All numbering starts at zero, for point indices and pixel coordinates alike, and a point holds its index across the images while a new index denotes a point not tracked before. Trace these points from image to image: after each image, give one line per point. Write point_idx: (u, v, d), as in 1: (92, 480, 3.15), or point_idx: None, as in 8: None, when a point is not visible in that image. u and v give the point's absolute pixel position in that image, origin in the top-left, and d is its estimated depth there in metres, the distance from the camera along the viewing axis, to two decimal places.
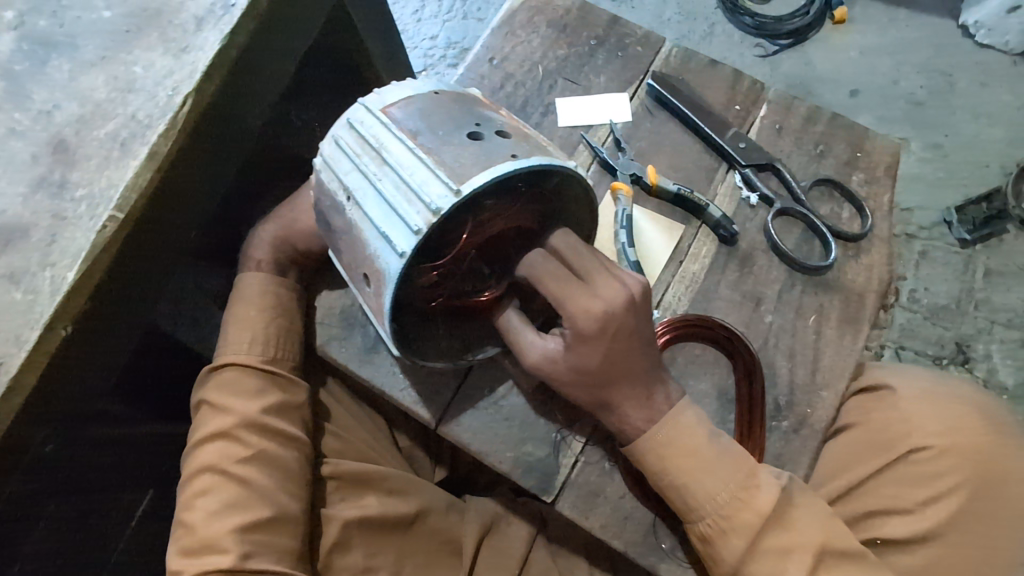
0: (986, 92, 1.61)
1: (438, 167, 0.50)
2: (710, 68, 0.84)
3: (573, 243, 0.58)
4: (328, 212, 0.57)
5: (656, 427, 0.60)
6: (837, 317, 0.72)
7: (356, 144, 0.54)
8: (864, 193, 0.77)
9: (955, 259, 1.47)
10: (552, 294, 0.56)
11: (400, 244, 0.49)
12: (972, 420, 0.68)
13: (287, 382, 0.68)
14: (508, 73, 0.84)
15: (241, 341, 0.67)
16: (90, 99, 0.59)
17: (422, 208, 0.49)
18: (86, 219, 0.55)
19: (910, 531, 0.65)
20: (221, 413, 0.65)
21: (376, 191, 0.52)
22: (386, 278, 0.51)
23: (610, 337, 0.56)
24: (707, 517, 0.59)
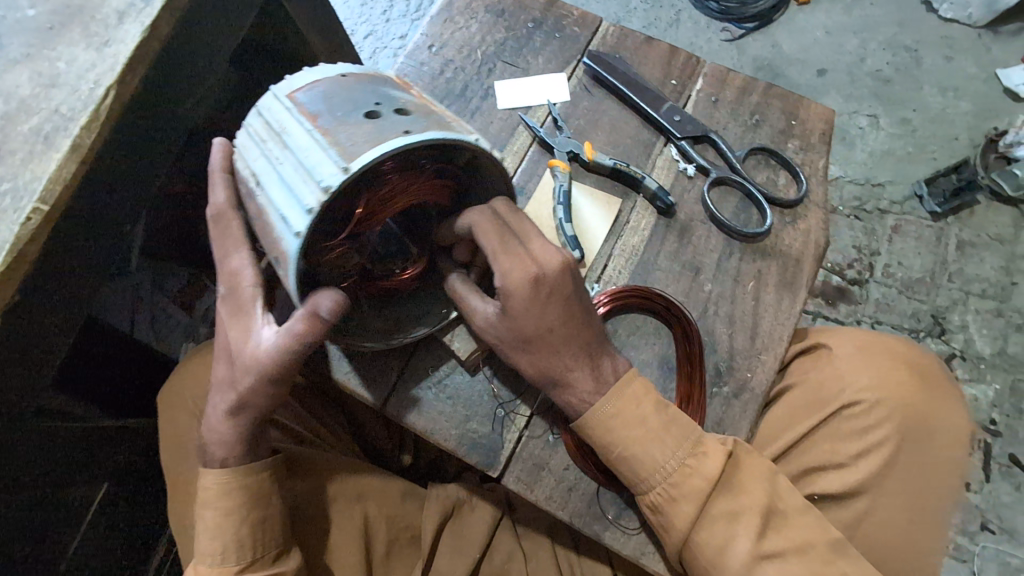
0: (952, 66, 1.62)
1: (331, 148, 0.50)
2: (647, 45, 0.84)
3: (511, 208, 0.60)
4: (244, 200, 0.59)
5: (602, 400, 0.61)
6: (775, 282, 0.72)
7: (263, 131, 0.56)
8: (800, 159, 0.78)
9: (926, 233, 1.48)
10: (490, 251, 0.57)
11: (296, 223, 0.50)
12: (903, 372, 0.69)
13: (257, 527, 0.61)
14: (448, 58, 0.84)
15: (215, 499, 0.60)
16: (15, 96, 0.59)
17: (315, 186, 0.50)
18: (11, 212, 0.55)
19: (844, 485, 0.65)
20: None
21: (277, 175, 0.53)
22: (286, 257, 0.52)
23: (544, 298, 0.58)
24: (657, 486, 0.59)
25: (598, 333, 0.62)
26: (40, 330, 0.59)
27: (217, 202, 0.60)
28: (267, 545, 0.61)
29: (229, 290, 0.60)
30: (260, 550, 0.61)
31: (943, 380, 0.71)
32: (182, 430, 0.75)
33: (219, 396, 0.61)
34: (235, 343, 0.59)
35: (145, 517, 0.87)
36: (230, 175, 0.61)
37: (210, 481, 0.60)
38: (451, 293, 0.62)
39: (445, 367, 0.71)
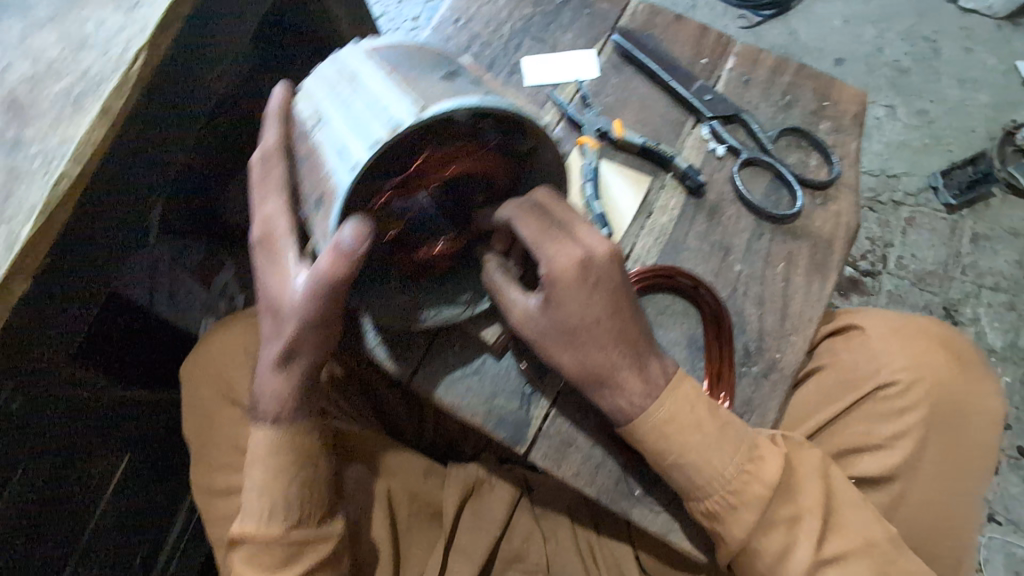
0: (971, 57, 1.60)
1: (405, 92, 0.49)
2: (676, 23, 0.83)
3: (552, 195, 0.56)
4: (300, 143, 0.55)
5: (654, 405, 0.57)
6: (805, 264, 0.72)
7: (334, 77, 0.54)
8: (832, 141, 0.77)
9: (941, 226, 1.47)
10: (530, 238, 0.54)
11: (355, 158, 0.47)
12: (939, 354, 0.68)
13: (302, 488, 0.61)
14: (473, 32, 0.83)
15: (264, 456, 0.60)
16: (43, 59, 0.58)
17: (385, 125, 0.47)
18: (40, 174, 0.54)
19: (880, 468, 0.65)
20: (248, 548, 0.61)
21: (342, 115, 0.51)
22: (336, 192, 0.49)
23: (591, 285, 0.55)
24: (715, 495, 0.56)
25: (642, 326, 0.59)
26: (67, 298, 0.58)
27: (267, 142, 0.57)
28: (313, 505, 0.62)
29: (265, 238, 0.57)
30: (305, 510, 0.61)
31: (979, 365, 0.70)
32: (206, 402, 0.74)
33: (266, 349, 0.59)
34: (271, 290, 0.57)
35: (165, 486, 0.87)
36: (286, 120, 0.58)
37: (261, 441, 0.60)
38: (488, 284, 0.59)
39: (472, 346, 0.70)
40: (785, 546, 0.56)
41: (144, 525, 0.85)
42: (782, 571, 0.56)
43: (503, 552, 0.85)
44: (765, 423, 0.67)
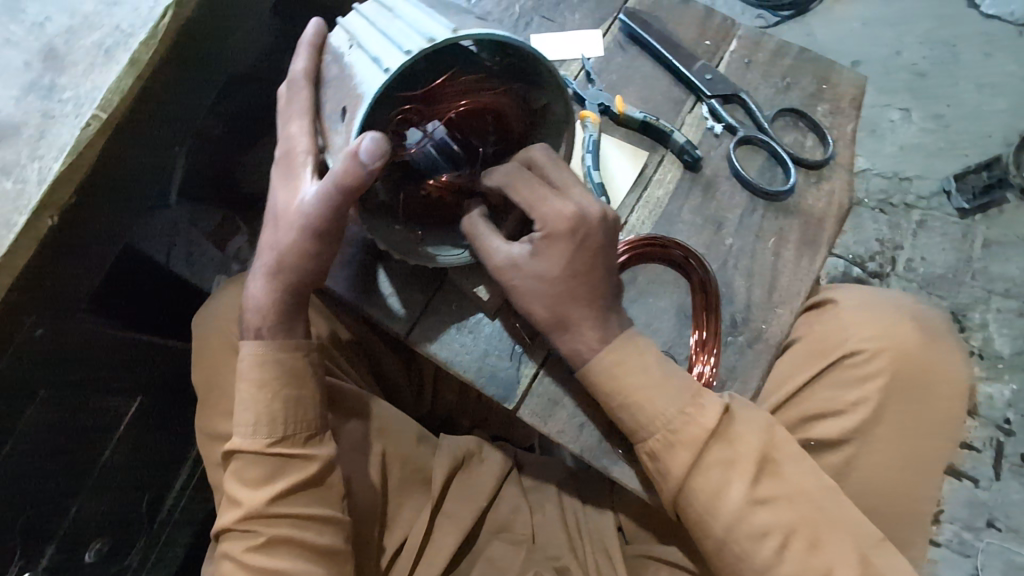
0: (991, 63, 1.59)
1: (441, 19, 0.51)
2: (682, 6, 0.85)
3: (551, 157, 0.60)
4: (329, 68, 0.59)
5: (601, 351, 0.60)
6: (795, 240, 0.73)
7: (373, 9, 0.57)
8: (828, 123, 0.78)
9: (951, 229, 1.47)
10: (526, 198, 0.58)
11: (387, 65, 0.49)
12: (906, 325, 0.71)
13: (287, 406, 0.64)
14: (485, 9, 0.85)
15: (255, 370, 0.64)
16: (79, 12, 0.63)
17: (420, 38, 0.49)
18: (72, 117, 0.59)
19: (842, 430, 0.68)
20: (237, 464, 0.65)
21: (377, 34, 0.53)
22: (363, 98, 0.50)
23: (576, 242, 0.58)
24: (656, 433, 0.59)
25: (617, 284, 0.62)
26: (90, 235, 0.62)
27: (296, 68, 0.62)
28: (300, 427, 0.65)
29: (283, 156, 0.63)
30: (290, 428, 0.65)
31: (947, 336, 0.72)
32: (212, 351, 0.77)
33: (262, 263, 0.65)
34: (281, 202, 0.62)
35: (174, 431, 0.91)
36: (317, 51, 0.63)
37: (247, 353, 0.65)
38: (467, 229, 0.60)
39: (468, 306, 0.73)
40: (719, 486, 0.57)
41: (151, 470, 0.88)
42: (743, 528, 0.57)
43: (492, 521, 0.86)
44: (747, 390, 0.68)
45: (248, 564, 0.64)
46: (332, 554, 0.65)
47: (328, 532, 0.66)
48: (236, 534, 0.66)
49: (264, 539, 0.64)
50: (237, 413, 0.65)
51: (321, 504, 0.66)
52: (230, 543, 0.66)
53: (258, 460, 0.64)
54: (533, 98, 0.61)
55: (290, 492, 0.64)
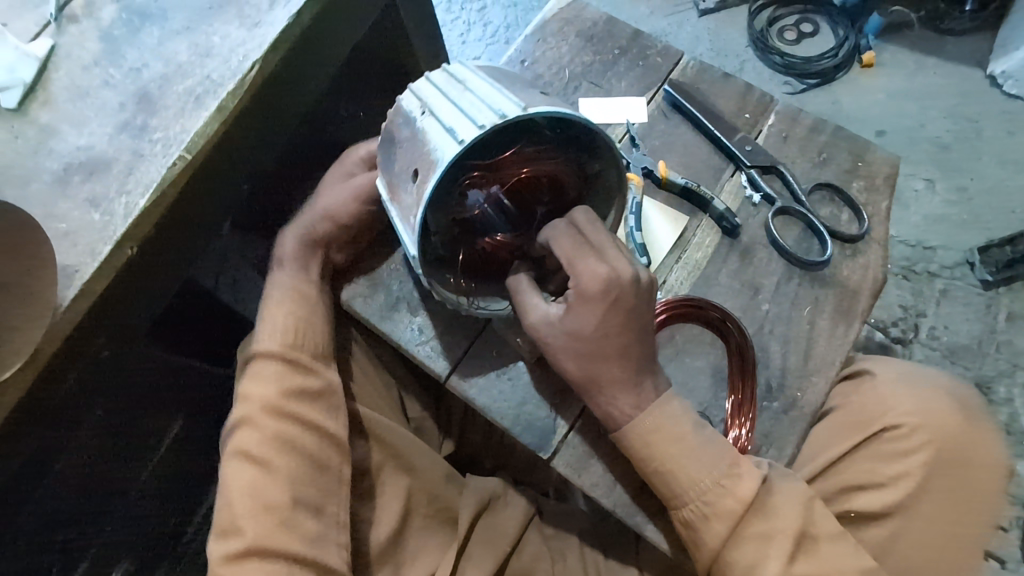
0: (1014, 141, 1.63)
1: (513, 96, 0.55)
2: (723, 80, 0.90)
3: (591, 220, 0.60)
4: (398, 129, 0.62)
5: (641, 415, 0.60)
6: (831, 310, 0.75)
7: (444, 80, 0.61)
8: (864, 199, 0.81)
9: (976, 299, 1.48)
10: (564, 255, 0.58)
11: (462, 135, 0.53)
12: (944, 402, 0.72)
13: (304, 322, 0.73)
14: (537, 73, 0.92)
15: (281, 290, 0.74)
16: (174, 61, 0.69)
17: (493, 113, 0.53)
18: (160, 157, 0.64)
19: (881, 505, 0.69)
20: (256, 367, 0.72)
21: (451, 104, 0.57)
22: (436, 163, 0.54)
23: (611, 303, 0.57)
24: (690, 503, 0.59)
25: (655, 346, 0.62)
26: (164, 262, 0.66)
27: None
28: (316, 340, 0.74)
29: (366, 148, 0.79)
30: (308, 341, 0.73)
31: (978, 412, 0.74)
32: None
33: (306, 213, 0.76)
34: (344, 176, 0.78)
35: (207, 452, 0.92)
36: None
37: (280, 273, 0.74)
38: (511, 286, 0.63)
39: (508, 354, 0.75)
40: (752, 559, 0.58)
41: (180, 491, 0.90)
42: None
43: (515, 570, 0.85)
44: (782, 457, 0.69)
45: (254, 457, 0.67)
46: (328, 467, 0.71)
47: (326, 447, 0.71)
48: (240, 435, 0.69)
49: (268, 439, 0.68)
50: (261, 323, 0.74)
51: (325, 415, 0.72)
52: (234, 439, 0.69)
53: (275, 359, 0.71)
54: (587, 165, 0.64)
55: (301, 399, 0.71)
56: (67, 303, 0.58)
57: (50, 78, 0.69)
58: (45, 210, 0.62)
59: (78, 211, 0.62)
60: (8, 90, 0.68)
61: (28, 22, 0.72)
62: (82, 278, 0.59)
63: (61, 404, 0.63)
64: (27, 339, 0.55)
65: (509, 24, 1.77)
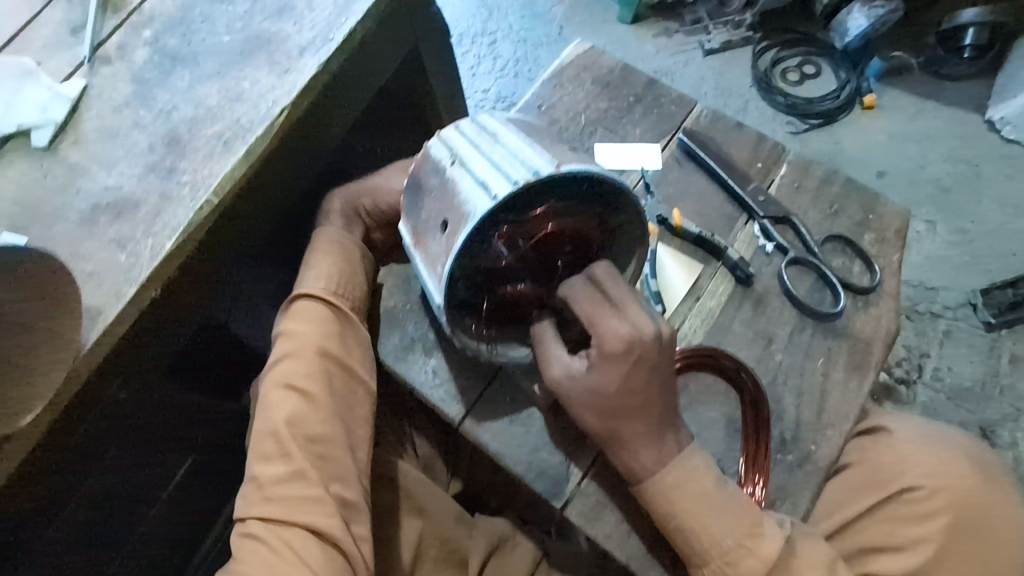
0: (1013, 185, 1.65)
1: (544, 151, 0.56)
2: (736, 130, 0.92)
3: (613, 275, 0.60)
4: (424, 175, 0.63)
5: (662, 471, 0.60)
6: (844, 362, 0.75)
7: (472, 128, 0.62)
8: (875, 251, 0.82)
9: (979, 341, 1.48)
10: (585, 314, 0.59)
11: (494, 190, 0.54)
12: (963, 464, 0.73)
13: (348, 272, 0.75)
14: (554, 118, 0.94)
15: (327, 241, 0.75)
16: (204, 104, 0.70)
17: (526, 170, 0.54)
18: (187, 199, 0.65)
19: (903, 568, 0.70)
20: (300, 307, 0.72)
21: (481, 156, 0.58)
22: (468, 216, 0.54)
23: (633, 361, 0.58)
24: (712, 563, 0.59)
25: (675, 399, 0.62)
26: (179, 306, 0.67)
27: None
28: (355, 291, 0.75)
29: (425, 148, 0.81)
30: (349, 290, 0.75)
31: (1004, 477, 0.75)
32: None
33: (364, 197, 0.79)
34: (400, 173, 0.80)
35: (217, 489, 0.94)
36: None
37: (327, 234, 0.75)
38: (534, 334, 0.64)
39: (522, 399, 0.75)
40: None
41: (190, 523, 0.92)
42: None
43: None
44: (797, 511, 0.69)
45: (299, 388, 0.68)
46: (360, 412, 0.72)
47: (360, 395, 0.73)
48: (283, 370, 0.69)
49: (312, 381, 0.68)
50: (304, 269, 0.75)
51: (360, 360, 0.73)
52: (275, 373, 0.69)
53: (319, 303, 0.72)
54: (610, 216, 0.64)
55: (341, 346, 0.72)
56: (89, 345, 0.58)
57: (81, 117, 0.71)
58: (70, 250, 0.63)
59: (103, 251, 0.63)
60: (40, 129, 0.69)
61: (62, 62, 0.74)
62: (105, 320, 0.59)
63: (71, 449, 0.65)
64: (46, 383, 0.55)
65: (518, 58, 1.81)
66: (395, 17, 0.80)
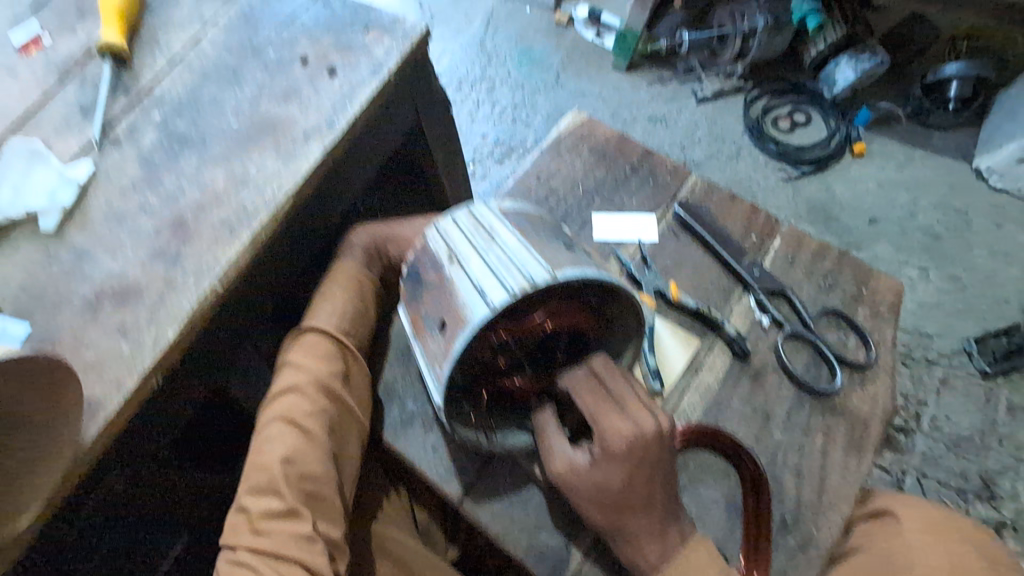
0: (1003, 234, 1.61)
1: (540, 255, 0.58)
2: (730, 201, 0.94)
3: (609, 366, 0.65)
4: (425, 270, 0.66)
5: (665, 566, 0.61)
6: (843, 441, 0.76)
7: (471, 226, 0.65)
8: (869, 326, 0.83)
9: (975, 390, 1.45)
10: (588, 409, 0.62)
11: (491, 298, 0.56)
12: (977, 563, 0.69)
13: (359, 312, 0.76)
14: (552, 187, 0.96)
15: (343, 279, 0.77)
16: (210, 189, 0.72)
17: (523, 277, 0.56)
18: (192, 287, 0.66)
19: None
20: (308, 340, 0.72)
21: (478, 259, 0.61)
22: (467, 321, 0.56)
23: (637, 459, 0.60)
24: None
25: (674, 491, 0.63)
26: (185, 386, 0.69)
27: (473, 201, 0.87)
28: (363, 334, 0.78)
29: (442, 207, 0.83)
30: (356, 331, 0.77)
31: None
32: None
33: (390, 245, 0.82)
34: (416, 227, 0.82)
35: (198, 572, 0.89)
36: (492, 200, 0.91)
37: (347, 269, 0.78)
38: (537, 425, 0.66)
39: (521, 477, 0.75)
40: None
41: None
42: None
43: None
44: None
45: (302, 423, 0.66)
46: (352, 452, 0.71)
47: (353, 436, 0.72)
48: (288, 400, 0.67)
49: (318, 414, 0.67)
50: (315, 303, 0.75)
51: (356, 399, 0.74)
52: (279, 405, 0.67)
53: (330, 339, 0.73)
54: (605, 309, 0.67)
55: (346, 383, 0.72)
56: (88, 439, 0.58)
57: (89, 200, 0.72)
58: (74, 338, 0.64)
59: (107, 339, 0.63)
60: (47, 213, 0.70)
61: (71, 142, 0.75)
62: (105, 412, 0.59)
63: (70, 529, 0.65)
64: (42, 484, 0.54)
65: (516, 104, 1.80)
66: (397, 98, 0.82)
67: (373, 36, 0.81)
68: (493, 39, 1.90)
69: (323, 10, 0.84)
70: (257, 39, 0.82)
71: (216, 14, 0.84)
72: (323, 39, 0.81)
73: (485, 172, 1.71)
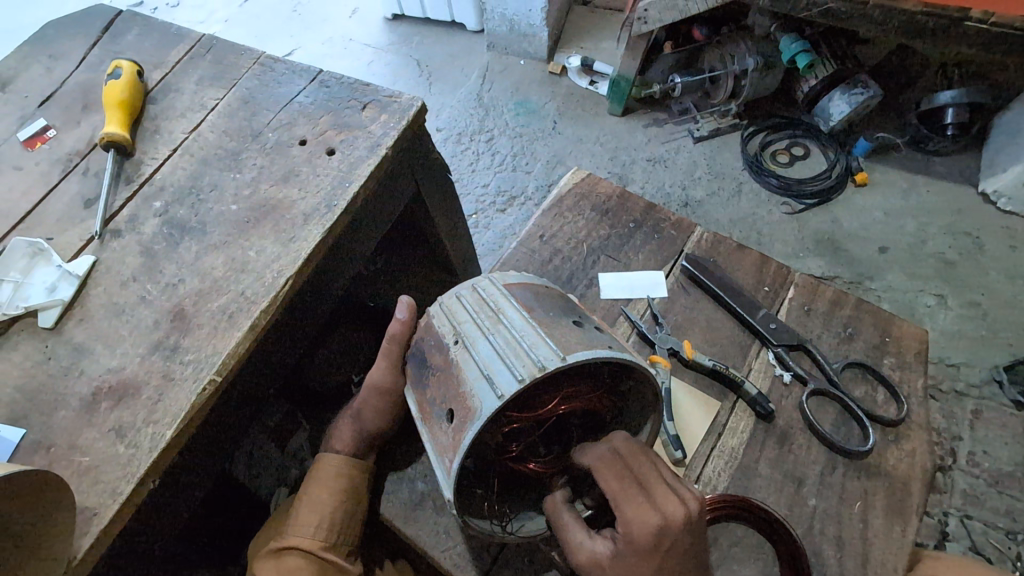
0: (1018, 256, 1.54)
1: (549, 336, 0.56)
2: (739, 251, 0.92)
3: (633, 448, 0.60)
4: (431, 351, 0.64)
5: None
6: (883, 505, 0.71)
7: (476, 303, 0.63)
8: (897, 377, 0.80)
9: (1013, 422, 1.33)
10: (613, 495, 0.57)
11: (501, 387, 0.53)
12: None
13: (345, 516, 0.72)
14: (557, 247, 0.94)
15: (327, 482, 0.72)
16: (209, 276, 0.71)
17: (531, 362, 0.54)
18: (190, 381, 0.64)
19: None
20: (286, 559, 0.69)
21: (486, 341, 0.58)
22: (476, 414, 0.53)
23: (664, 554, 0.54)
24: None
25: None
26: (186, 482, 0.66)
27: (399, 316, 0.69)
28: (352, 532, 0.72)
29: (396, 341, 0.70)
30: (343, 536, 0.71)
31: None
32: None
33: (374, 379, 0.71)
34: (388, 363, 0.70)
35: None
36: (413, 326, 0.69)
37: (330, 461, 0.72)
38: (550, 509, 0.61)
39: (540, 562, 0.70)
40: None
41: None
42: None
43: None
44: None
45: None
46: None
47: None
48: None
49: None
50: (299, 509, 0.72)
51: None
52: None
53: (308, 559, 0.69)
54: (620, 380, 0.65)
55: None
56: (81, 553, 0.55)
57: (88, 293, 0.71)
58: (69, 442, 0.61)
59: (102, 441, 0.61)
60: (47, 309, 0.69)
61: (73, 235, 0.75)
62: (99, 522, 0.57)
63: None
64: None
65: (515, 153, 1.82)
66: (395, 173, 0.83)
67: (370, 114, 0.82)
68: (489, 92, 1.94)
69: (320, 90, 0.85)
70: (255, 123, 0.83)
71: (216, 100, 0.85)
72: (320, 119, 0.82)
73: (489, 221, 1.70)
